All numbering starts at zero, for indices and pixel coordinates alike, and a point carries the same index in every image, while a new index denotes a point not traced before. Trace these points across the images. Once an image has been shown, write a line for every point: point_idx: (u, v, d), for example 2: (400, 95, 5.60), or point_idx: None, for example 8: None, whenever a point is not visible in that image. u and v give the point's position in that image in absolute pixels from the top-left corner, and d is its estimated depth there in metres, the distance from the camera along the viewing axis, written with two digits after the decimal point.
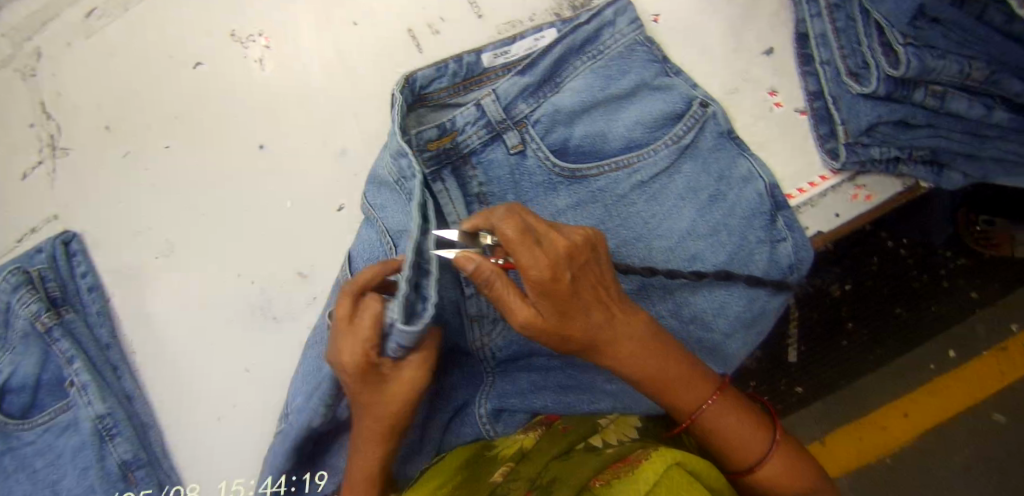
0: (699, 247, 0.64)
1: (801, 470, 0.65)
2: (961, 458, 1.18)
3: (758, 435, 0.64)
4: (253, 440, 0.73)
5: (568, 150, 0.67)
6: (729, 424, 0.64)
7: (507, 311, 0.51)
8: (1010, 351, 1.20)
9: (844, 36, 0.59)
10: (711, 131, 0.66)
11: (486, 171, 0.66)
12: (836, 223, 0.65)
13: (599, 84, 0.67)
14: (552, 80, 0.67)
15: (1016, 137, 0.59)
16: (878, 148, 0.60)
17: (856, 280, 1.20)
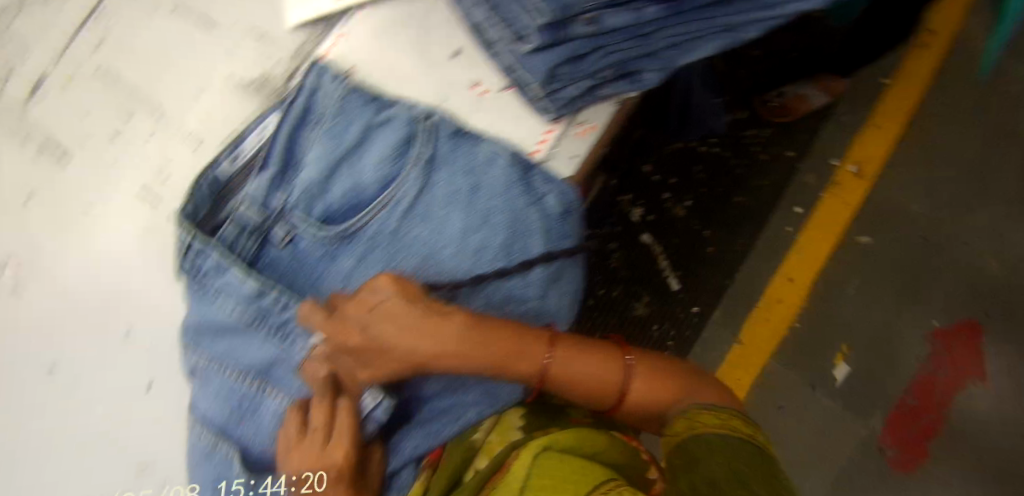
0: (483, 240, 0.65)
1: (660, 383, 0.71)
2: (827, 289, 1.48)
3: (611, 369, 0.69)
4: None
5: (333, 215, 0.67)
6: (577, 371, 0.68)
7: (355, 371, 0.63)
8: (830, 201, 1.49)
9: (501, 10, 0.64)
10: (443, 132, 0.67)
11: (272, 274, 0.67)
12: (578, 165, 0.68)
13: (333, 145, 0.67)
14: (295, 163, 0.68)
15: (678, 21, 0.64)
16: (572, 87, 0.65)
17: (693, 200, 1.46)
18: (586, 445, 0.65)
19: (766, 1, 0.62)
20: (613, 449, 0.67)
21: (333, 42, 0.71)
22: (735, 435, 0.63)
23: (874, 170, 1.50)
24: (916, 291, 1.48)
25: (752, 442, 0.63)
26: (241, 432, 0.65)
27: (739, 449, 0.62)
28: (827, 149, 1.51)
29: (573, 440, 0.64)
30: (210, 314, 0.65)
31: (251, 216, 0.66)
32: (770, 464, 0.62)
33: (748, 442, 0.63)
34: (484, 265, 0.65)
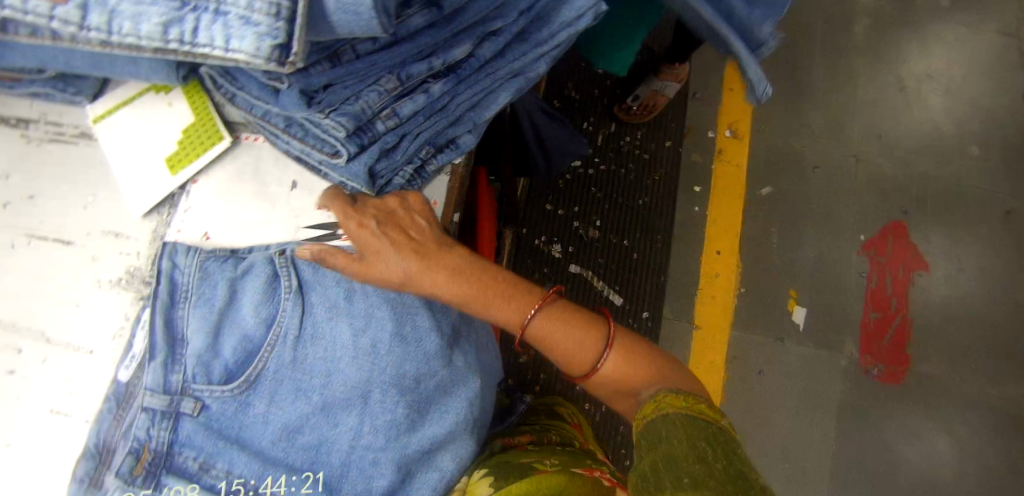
0: (373, 338, 0.69)
1: (637, 361, 0.75)
2: (757, 244, 1.54)
3: (590, 339, 0.75)
4: None
5: (231, 371, 0.68)
6: (559, 332, 0.75)
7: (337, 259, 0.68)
8: (723, 166, 1.58)
9: (306, 137, 0.68)
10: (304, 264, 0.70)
11: (193, 448, 0.67)
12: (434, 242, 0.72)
13: (209, 310, 0.69)
14: (180, 337, 0.69)
15: (467, 86, 0.71)
16: (398, 176, 0.70)
17: (602, 216, 1.53)
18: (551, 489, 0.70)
19: (538, 39, 0.74)
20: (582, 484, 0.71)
21: (182, 216, 0.75)
22: (683, 410, 0.64)
23: (747, 128, 1.60)
24: (830, 216, 1.55)
25: (706, 421, 0.63)
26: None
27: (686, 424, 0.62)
28: (700, 126, 1.60)
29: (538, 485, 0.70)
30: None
31: (156, 403, 0.67)
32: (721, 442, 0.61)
33: (696, 419, 0.63)
34: (383, 355, 0.69)
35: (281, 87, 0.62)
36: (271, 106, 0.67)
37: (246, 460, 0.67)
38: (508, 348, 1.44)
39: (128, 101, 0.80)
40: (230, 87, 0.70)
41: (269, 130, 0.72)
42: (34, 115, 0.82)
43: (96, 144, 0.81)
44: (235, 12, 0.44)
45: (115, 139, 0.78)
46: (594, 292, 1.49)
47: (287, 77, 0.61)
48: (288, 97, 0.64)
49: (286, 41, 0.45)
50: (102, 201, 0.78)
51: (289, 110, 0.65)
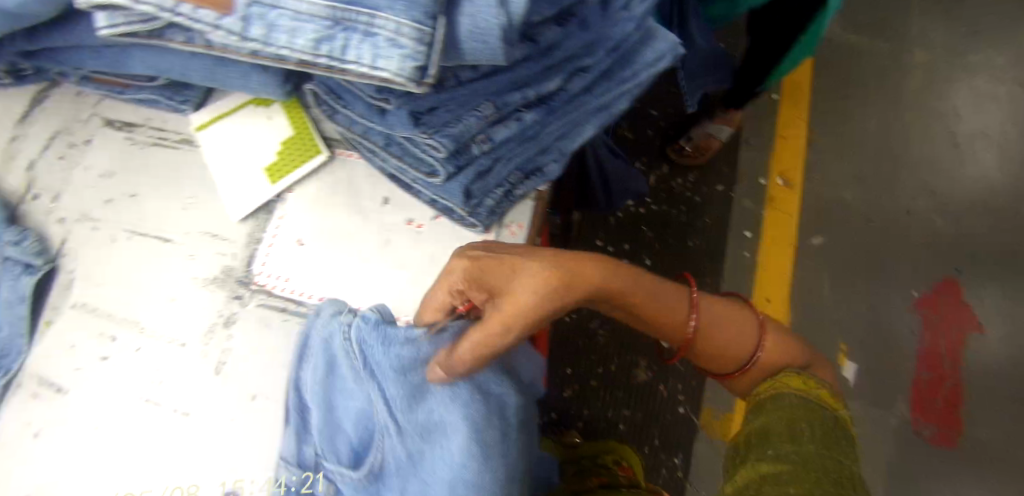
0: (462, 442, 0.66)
1: (785, 344, 0.77)
2: (807, 293, 1.53)
3: (746, 330, 0.77)
4: None
5: (348, 434, 0.70)
6: (722, 334, 0.76)
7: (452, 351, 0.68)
8: (775, 213, 1.58)
9: (405, 156, 0.72)
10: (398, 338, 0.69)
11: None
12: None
13: (317, 374, 0.71)
14: (307, 403, 0.72)
15: (556, 118, 0.75)
16: (489, 199, 0.74)
17: (652, 254, 1.54)
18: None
19: (622, 77, 0.77)
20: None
21: (277, 223, 0.79)
22: (804, 396, 0.67)
23: (798, 177, 1.61)
24: (881, 269, 1.54)
25: (823, 414, 0.65)
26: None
27: (806, 417, 0.64)
28: (752, 173, 1.62)
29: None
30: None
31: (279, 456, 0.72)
32: (837, 434, 0.63)
33: (816, 407, 0.66)
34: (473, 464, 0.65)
35: (389, 107, 0.67)
36: (375, 125, 0.71)
37: None
38: (553, 379, 1.45)
39: (230, 113, 0.85)
40: (336, 106, 0.75)
41: (368, 147, 0.76)
42: (140, 121, 0.89)
43: (197, 151, 0.86)
44: (383, 34, 0.48)
45: (217, 148, 0.83)
46: (642, 331, 1.49)
47: (396, 99, 0.66)
48: (395, 117, 0.68)
49: (425, 64, 0.49)
50: (201, 204, 0.82)
51: (394, 129, 0.69)
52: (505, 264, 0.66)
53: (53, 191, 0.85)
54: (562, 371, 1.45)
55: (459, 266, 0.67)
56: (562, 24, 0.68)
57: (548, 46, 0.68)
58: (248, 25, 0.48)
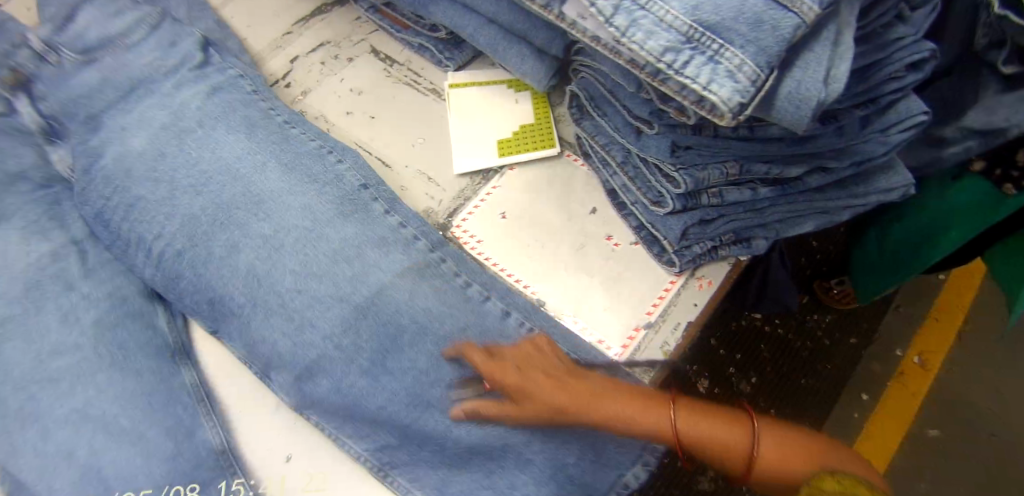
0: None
1: (792, 445, 0.66)
2: (903, 481, 1.44)
3: (735, 432, 0.66)
4: None
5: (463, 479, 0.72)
6: (709, 431, 0.66)
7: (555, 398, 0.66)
8: (900, 385, 1.51)
9: (637, 179, 0.76)
10: (306, 159, 0.84)
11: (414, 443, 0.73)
12: (686, 328, 0.74)
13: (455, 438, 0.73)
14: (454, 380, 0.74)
15: (785, 201, 0.76)
16: (698, 246, 0.75)
17: (760, 372, 1.50)
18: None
19: (854, 192, 0.77)
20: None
21: (488, 192, 0.84)
22: None
23: (937, 362, 1.53)
24: (995, 491, 1.41)
25: None
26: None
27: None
28: (891, 338, 1.55)
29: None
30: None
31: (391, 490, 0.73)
32: None
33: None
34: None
35: (649, 130, 0.72)
36: (623, 141, 0.76)
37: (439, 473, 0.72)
38: None
39: (481, 83, 0.93)
40: (590, 112, 0.81)
41: (602, 158, 0.81)
42: (401, 60, 0.99)
43: (442, 102, 0.93)
44: (725, 64, 0.52)
45: (461, 106, 0.91)
46: None
47: (657, 125, 0.71)
48: (651, 139, 0.72)
49: (748, 102, 0.52)
50: (429, 146, 0.90)
51: (642, 151, 0.73)
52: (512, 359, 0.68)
53: (308, 89, 0.98)
54: None
55: (514, 346, 0.70)
56: (824, 124, 0.69)
57: (805, 136, 0.70)
58: (615, 12, 0.55)
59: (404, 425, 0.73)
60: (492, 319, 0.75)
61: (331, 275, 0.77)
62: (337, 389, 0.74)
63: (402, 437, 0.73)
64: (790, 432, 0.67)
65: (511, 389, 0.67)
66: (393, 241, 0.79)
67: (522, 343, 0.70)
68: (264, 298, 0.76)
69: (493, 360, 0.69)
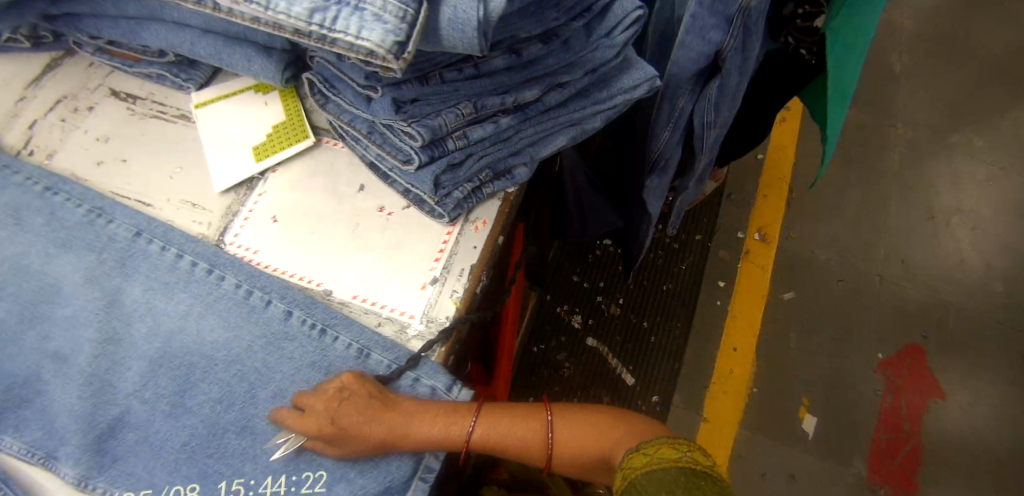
0: None
1: (583, 426, 0.77)
2: (773, 342, 1.56)
3: (534, 427, 0.76)
4: None
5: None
6: (511, 434, 0.75)
7: (358, 434, 0.69)
8: (749, 262, 1.63)
9: (386, 144, 0.77)
10: (106, 233, 0.82)
11: (233, 471, 0.72)
12: (469, 273, 0.77)
13: (263, 462, 0.72)
14: (259, 400, 0.74)
15: (529, 125, 0.79)
16: (458, 191, 0.78)
17: (625, 289, 1.59)
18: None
19: (598, 99, 0.81)
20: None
21: (254, 201, 0.82)
22: (675, 465, 0.66)
23: (777, 233, 1.65)
24: (851, 331, 1.56)
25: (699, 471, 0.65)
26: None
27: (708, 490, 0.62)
28: (731, 226, 1.67)
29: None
30: None
31: None
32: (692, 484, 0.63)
33: (694, 472, 0.64)
34: None
35: (375, 95, 0.71)
36: (361, 112, 0.76)
37: (262, 477, 0.72)
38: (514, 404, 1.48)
39: (231, 95, 0.90)
40: (328, 94, 0.79)
41: (353, 135, 0.81)
42: (143, 94, 0.94)
43: (192, 126, 0.90)
44: (370, 10, 0.53)
45: (210, 125, 0.87)
46: (609, 367, 1.52)
47: (381, 87, 0.70)
48: (379, 104, 0.72)
49: (405, 41, 0.54)
50: (187, 172, 0.86)
51: (377, 116, 0.73)
52: (349, 407, 0.69)
53: (53, 150, 0.89)
54: (524, 398, 1.48)
55: (320, 395, 0.70)
56: (545, 43, 0.70)
57: (530, 59, 0.71)
58: None
59: (206, 456, 0.72)
60: (278, 323, 0.77)
61: (126, 332, 0.77)
62: (143, 438, 0.73)
63: (200, 477, 0.72)
64: (585, 414, 0.78)
65: (330, 434, 0.69)
66: (176, 281, 0.79)
67: (328, 389, 0.71)
68: (67, 363, 0.76)
69: (307, 412, 0.69)
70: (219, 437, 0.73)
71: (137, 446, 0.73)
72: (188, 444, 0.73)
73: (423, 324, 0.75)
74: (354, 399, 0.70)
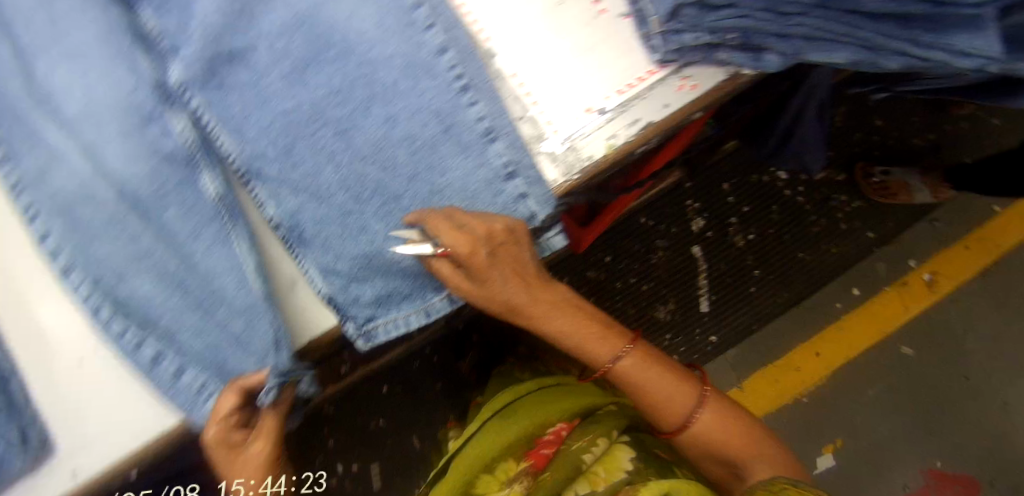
0: (404, 275, 0.67)
1: (723, 418, 0.80)
2: (854, 375, 1.40)
3: (684, 394, 0.78)
4: (69, 424, 0.63)
5: (349, 211, 0.65)
6: (656, 387, 0.78)
7: (489, 280, 0.65)
8: (898, 291, 1.42)
9: None
10: None
11: (316, 167, 0.65)
12: (641, 130, 0.64)
13: (346, 179, 0.65)
14: (373, 115, 0.64)
15: (819, 14, 0.59)
16: (690, 35, 0.61)
17: (761, 230, 1.41)
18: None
19: (918, 38, 0.60)
20: (592, 482, 0.76)
21: None
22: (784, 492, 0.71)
23: (947, 287, 1.42)
24: (936, 421, 1.37)
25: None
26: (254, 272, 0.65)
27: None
28: (910, 248, 1.43)
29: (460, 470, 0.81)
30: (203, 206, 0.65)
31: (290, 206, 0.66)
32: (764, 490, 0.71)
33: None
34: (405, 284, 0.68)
35: None
36: None
37: (341, 197, 0.65)
38: (584, 259, 1.39)
39: None
40: None
41: None
42: None
43: None
44: None
45: None
46: (694, 283, 1.41)
47: None
48: None
49: None
50: None
51: None
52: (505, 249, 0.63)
53: None
54: (600, 256, 1.39)
55: (476, 229, 0.61)
56: None
57: None
58: None
59: (299, 138, 0.65)
60: (429, 54, 0.64)
61: None
62: (251, 82, 0.65)
63: (284, 153, 0.65)
64: (726, 408, 0.81)
65: (473, 269, 0.63)
66: None
67: (490, 229, 0.62)
68: None
69: (469, 243, 0.61)
70: (318, 124, 0.64)
71: (244, 88, 0.65)
72: (287, 115, 0.64)
73: (562, 150, 0.64)
74: (499, 239, 0.63)
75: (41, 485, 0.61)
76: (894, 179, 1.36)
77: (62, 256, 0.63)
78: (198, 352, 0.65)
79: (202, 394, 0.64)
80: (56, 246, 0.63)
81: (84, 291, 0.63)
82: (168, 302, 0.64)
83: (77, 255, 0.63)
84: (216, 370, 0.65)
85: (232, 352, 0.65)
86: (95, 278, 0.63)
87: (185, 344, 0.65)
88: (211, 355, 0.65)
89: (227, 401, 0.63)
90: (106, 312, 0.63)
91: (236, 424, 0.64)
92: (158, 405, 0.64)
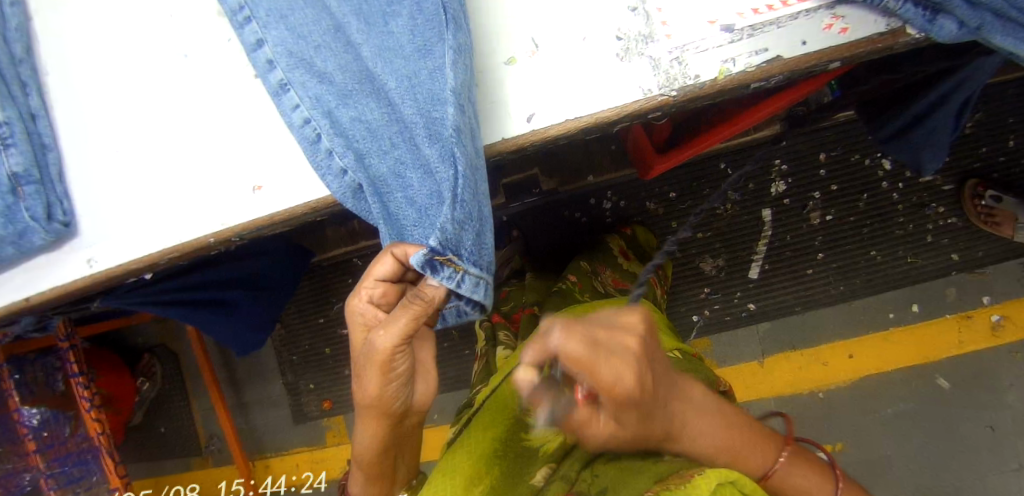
0: (560, 63, 0.58)
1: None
2: (879, 390, 1.35)
3: (819, 481, 0.60)
4: (171, 197, 0.68)
5: None
6: (791, 477, 0.59)
7: (648, 417, 0.46)
8: (961, 323, 1.32)
9: None
10: None
11: None
12: (764, 63, 0.56)
13: None
14: None
15: None
16: None
17: (842, 215, 1.31)
18: (511, 489, 0.62)
19: None
20: None
21: None
22: None
23: (1011, 336, 1.30)
24: (945, 461, 1.31)
25: None
26: (471, 103, 0.55)
27: None
28: (991, 283, 1.31)
29: (520, 386, 0.73)
30: (400, 22, 0.59)
31: None
32: None
33: None
34: (561, 74, 0.58)
35: None
36: None
37: None
38: (649, 189, 1.33)
39: None
40: None
41: None
42: None
43: None
44: None
45: None
46: (750, 247, 1.33)
47: None
48: None
49: None
50: None
51: None
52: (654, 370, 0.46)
53: None
54: (664, 190, 1.33)
55: (626, 356, 0.41)
56: None
57: None
58: None
59: None
60: None
61: None
62: None
63: None
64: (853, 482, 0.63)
65: (637, 405, 0.43)
66: None
67: (633, 349, 0.42)
68: None
69: (632, 379, 0.40)
70: None
71: None
72: None
73: (667, 60, 0.56)
74: (648, 352, 0.44)
75: (63, 257, 0.71)
76: (1003, 209, 1.21)
77: (280, 70, 0.62)
78: (413, 199, 0.59)
79: (393, 219, 0.61)
80: (272, 59, 0.63)
81: (306, 113, 0.62)
82: (394, 133, 0.60)
83: (298, 72, 0.62)
84: (424, 223, 0.59)
85: (417, 180, 0.59)
86: (318, 98, 0.62)
87: (405, 188, 0.60)
88: (427, 202, 0.58)
89: (384, 265, 0.59)
90: (326, 138, 0.62)
91: (370, 301, 0.60)
92: (257, 194, 0.66)
